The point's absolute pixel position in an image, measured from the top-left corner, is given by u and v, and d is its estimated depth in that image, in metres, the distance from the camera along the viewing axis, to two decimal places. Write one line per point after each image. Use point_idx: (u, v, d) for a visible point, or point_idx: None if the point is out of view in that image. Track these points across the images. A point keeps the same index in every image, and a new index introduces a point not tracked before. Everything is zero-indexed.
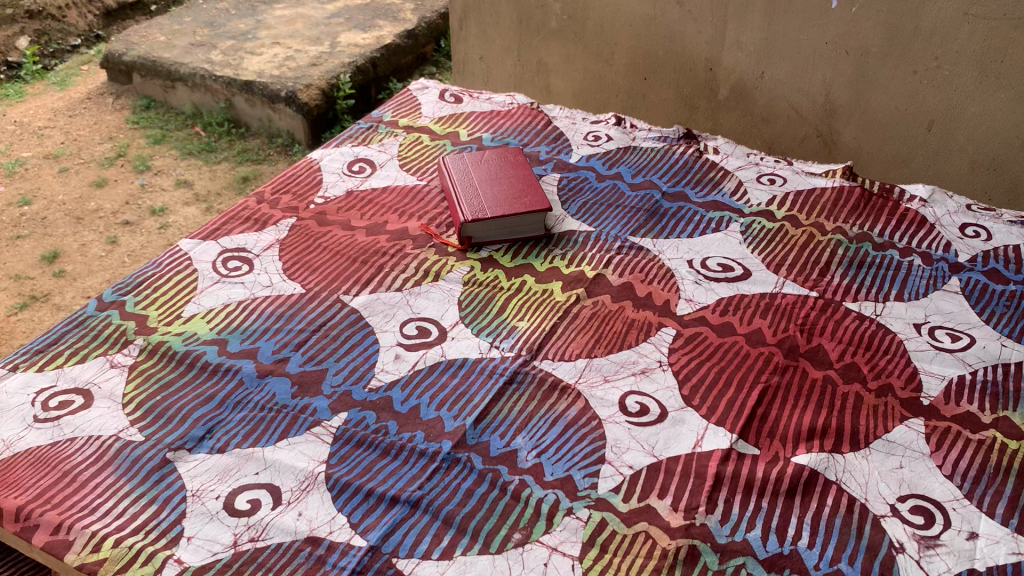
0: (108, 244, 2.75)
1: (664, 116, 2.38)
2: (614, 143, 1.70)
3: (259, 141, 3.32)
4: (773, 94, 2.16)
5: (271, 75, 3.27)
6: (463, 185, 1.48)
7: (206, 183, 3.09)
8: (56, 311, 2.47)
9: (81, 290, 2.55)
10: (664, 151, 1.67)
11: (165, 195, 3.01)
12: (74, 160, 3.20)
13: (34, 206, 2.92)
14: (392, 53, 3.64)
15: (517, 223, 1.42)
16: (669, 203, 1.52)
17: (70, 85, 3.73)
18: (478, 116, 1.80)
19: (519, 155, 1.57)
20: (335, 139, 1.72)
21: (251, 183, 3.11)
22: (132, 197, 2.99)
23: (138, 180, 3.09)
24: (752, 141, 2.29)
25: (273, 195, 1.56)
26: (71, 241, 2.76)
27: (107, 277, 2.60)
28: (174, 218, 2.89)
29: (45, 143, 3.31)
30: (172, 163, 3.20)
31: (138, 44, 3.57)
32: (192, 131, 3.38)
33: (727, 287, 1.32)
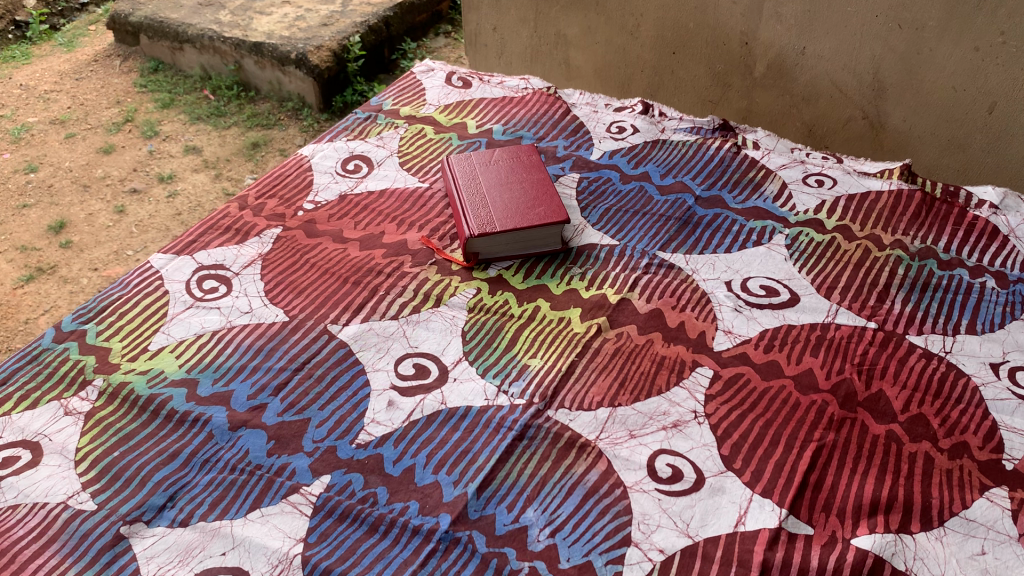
0: (116, 213, 2.60)
1: (695, 95, 2.18)
2: (641, 136, 1.51)
3: (270, 106, 3.15)
4: (815, 71, 1.95)
5: (280, 36, 3.08)
6: (470, 192, 1.31)
7: (216, 149, 2.93)
8: (63, 283, 2.33)
9: (88, 262, 2.41)
10: (697, 145, 1.48)
11: (174, 161, 2.85)
12: (81, 125, 3.03)
13: (39, 173, 2.77)
14: (405, 11, 3.45)
15: (530, 236, 1.25)
16: (704, 210, 1.34)
17: (76, 47, 3.57)
18: (489, 104, 1.62)
19: (533, 154, 1.40)
20: (327, 132, 1.55)
21: (261, 149, 2.94)
22: (140, 164, 2.83)
23: (146, 147, 2.92)
24: (791, 123, 2.09)
25: (258, 200, 1.39)
26: (78, 211, 2.60)
27: (113, 249, 2.45)
28: (183, 186, 2.73)
29: (50, 107, 3.15)
30: (181, 129, 3.03)
31: (145, 4, 3.39)
32: (201, 94, 3.20)
33: (772, 316, 1.15)
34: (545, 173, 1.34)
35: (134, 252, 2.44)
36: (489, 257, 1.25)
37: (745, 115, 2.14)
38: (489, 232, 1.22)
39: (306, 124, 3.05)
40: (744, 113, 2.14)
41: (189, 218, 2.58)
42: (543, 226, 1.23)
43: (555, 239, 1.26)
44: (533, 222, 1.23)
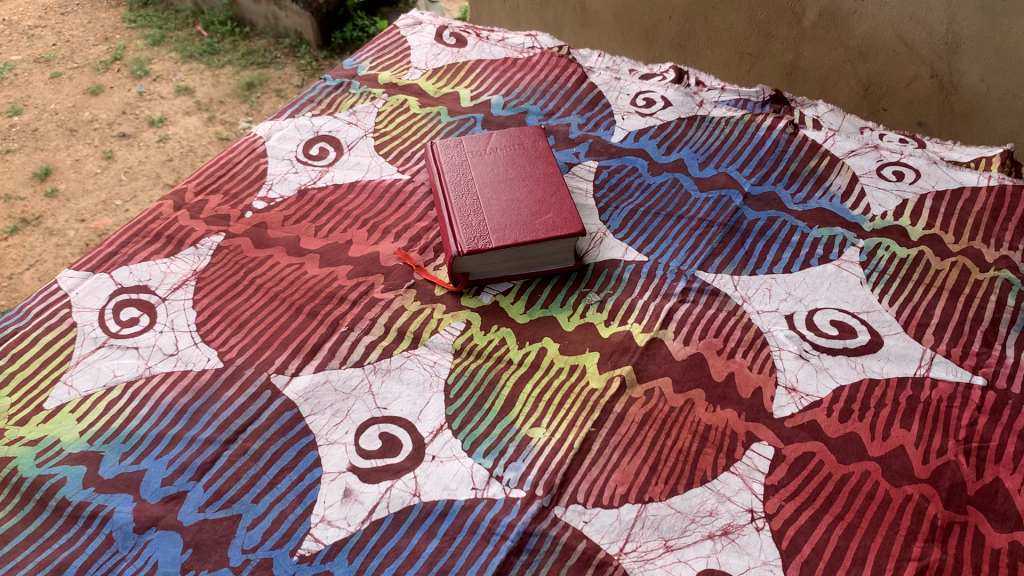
0: (104, 158, 2.36)
1: (731, 45, 1.86)
2: (674, 110, 1.22)
3: (265, 42, 2.89)
4: (876, 20, 1.63)
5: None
6: (459, 192, 1.03)
7: (209, 90, 2.65)
8: (48, 236, 2.12)
9: (76, 212, 2.19)
10: (743, 123, 1.20)
11: (165, 103, 2.58)
12: (66, 64, 2.74)
13: (23, 116, 2.50)
14: None
15: (534, 252, 0.98)
16: (755, 211, 1.06)
17: None
18: (485, 68, 1.33)
19: (540, 138, 1.12)
20: (288, 105, 1.27)
21: (256, 89, 2.69)
22: (129, 106, 2.56)
23: (135, 87, 2.65)
24: (843, 81, 1.77)
25: (198, 196, 1.12)
26: (64, 156, 2.36)
27: (101, 199, 2.23)
28: (175, 130, 2.48)
29: (34, 44, 2.84)
30: (172, 68, 2.74)
31: None
32: (194, 31, 2.93)
33: (849, 367, 0.88)
34: (555, 165, 1.07)
35: (124, 202, 2.23)
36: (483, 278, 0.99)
37: (790, 71, 1.82)
38: (482, 249, 0.95)
39: (304, 63, 2.80)
40: (789, 69, 1.82)
41: (181, 165, 2.35)
42: (552, 240, 0.96)
43: (566, 253, 0.99)
44: (538, 234, 0.96)
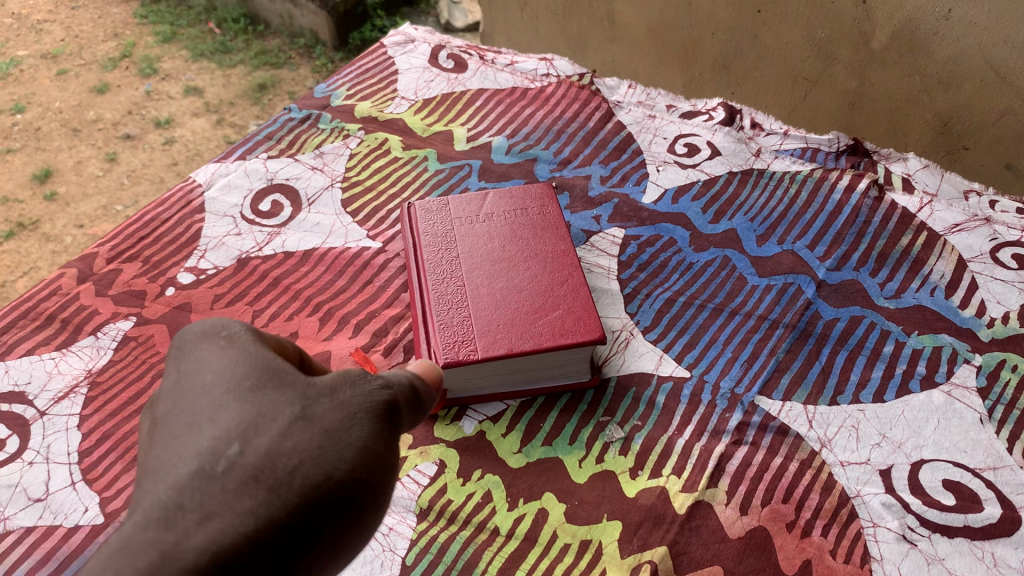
0: (107, 160, 2.17)
1: (783, 67, 1.58)
2: (723, 162, 0.97)
3: (279, 42, 2.66)
4: (961, 44, 1.33)
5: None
6: (438, 275, 0.77)
7: (219, 91, 2.44)
8: (45, 243, 1.95)
9: (74, 217, 2.02)
10: (813, 180, 0.94)
11: (173, 104, 2.38)
12: (74, 60, 2.53)
13: (26, 115, 2.30)
14: None
15: (535, 364, 0.72)
16: (832, 308, 0.80)
17: None
18: (488, 100, 1.08)
19: (549, 200, 0.86)
20: (240, 142, 1.02)
21: (268, 91, 2.47)
22: (136, 106, 2.36)
23: (143, 86, 2.44)
24: (918, 114, 1.47)
25: (110, 264, 0.88)
26: (66, 157, 2.18)
27: (102, 203, 2.06)
28: (182, 132, 2.28)
29: (42, 40, 2.63)
30: (182, 66, 2.53)
31: None
32: (206, 28, 2.70)
33: (975, 559, 0.62)
34: (568, 239, 0.81)
35: (123, 208, 2.04)
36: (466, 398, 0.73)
37: (852, 99, 1.54)
38: (462, 362, 0.69)
39: (319, 65, 2.56)
40: (851, 97, 1.54)
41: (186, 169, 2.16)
42: (561, 349, 0.70)
43: (582, 364, 0.73)
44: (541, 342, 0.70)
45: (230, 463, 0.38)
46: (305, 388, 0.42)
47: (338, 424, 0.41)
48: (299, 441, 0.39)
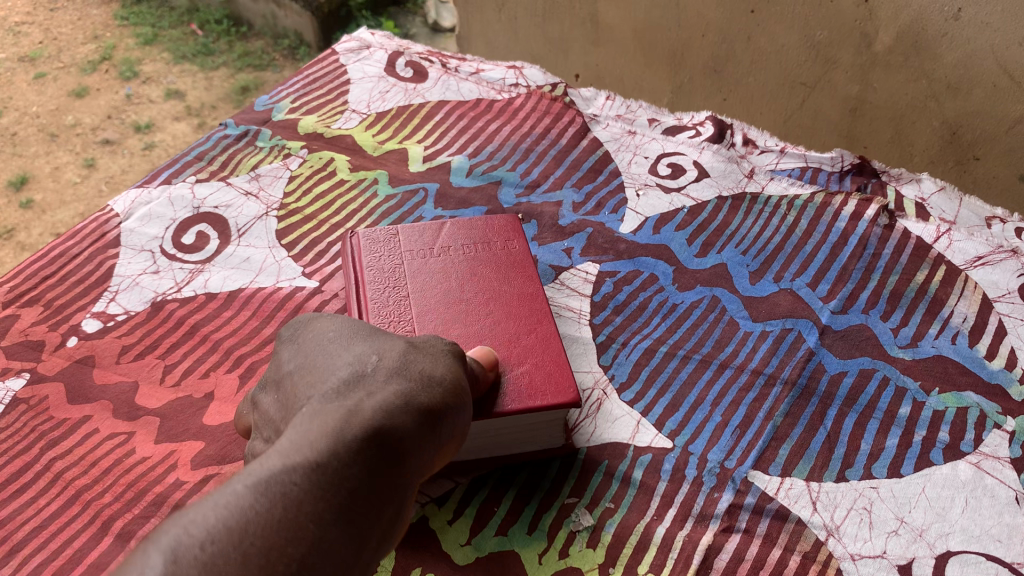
0: (85, 166, 2.08)
1: (778, 71, 1.47)
2: (711, 184, 0.85)
3: (262, 44, 2.56)
4: (972, 46, 1.22)
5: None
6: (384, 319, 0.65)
7: (201, 94, 2.33)
8: (20, 252, 1.85)
9: (51, 225, 1.92)
10: (814, 204, 0.82)
11: (154, 108, 2.26)
12: (52, 63, 2.41)
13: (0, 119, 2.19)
14: None
15: (496, 432, 0.60)
16: (837, 360, 0.69)
17: None
18: (449, 113, 0.96)
19: (513, 235, 0.74)
20: (167, 164, 0.91)
21: (251, 93, 2.36)
22: (115, 109, 2.25)
23: (123, 90, 2.32)
24: (924, 121, 1.36)
25: (7, 308, 0.76)
26: (43, 164, 2.08)
27: (79, 212, 1.96)
28: (163, 137, 2.18)
29: (20, 42, 2.50)
30: (163, 69, 2.41)
31: None
32: (188, 29, 2.58)
33: None
34: (538, 281, 0.69)
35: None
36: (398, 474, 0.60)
37: (854, 106, 1.43)
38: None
39: None
40: (852, 103, 1.42)
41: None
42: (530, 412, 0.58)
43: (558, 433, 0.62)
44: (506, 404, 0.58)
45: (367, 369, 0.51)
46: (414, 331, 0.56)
47: (430, 354, 0.54)
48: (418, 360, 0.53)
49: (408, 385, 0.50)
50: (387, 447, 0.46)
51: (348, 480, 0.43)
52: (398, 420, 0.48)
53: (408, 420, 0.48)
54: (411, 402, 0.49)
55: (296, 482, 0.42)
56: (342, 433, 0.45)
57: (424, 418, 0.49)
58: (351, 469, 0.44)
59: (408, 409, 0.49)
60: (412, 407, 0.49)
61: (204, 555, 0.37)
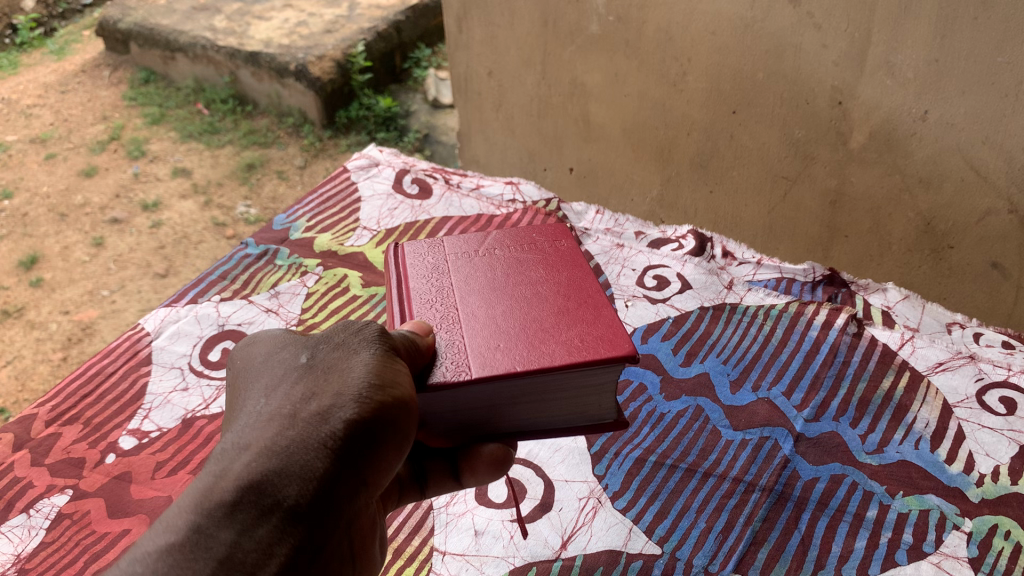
0: (93, 246, 2.22)
1: (761, 167, 1.56)
2: (694, 296, 0.93)
3: (267, 121, 2.77)
4: (941, 144, 1.30)
5: (279, 45, 2.69)
6: (425, 301, 0.69)
7: (207, 172, 2.54)
8: (29, 331, 1.97)
9: (59, 303, 2.04)
10: (789, 315, 0.90)
11: (161, 186, 2.46)
12: (62, 145, 2.67)
13: (13, 201, 2.41)
14: (419, 14, 3.00)
15: (571, 388, 0.63)
16: (812, 466, 0.75)
17: (67, 56, 3.31)
18: (452, 228, 1.04)
19: (562, 239, 0.78)
20: (192, 283, 0.99)
21: (257, 170, 2.57)
22: (122, 188, 2.45)
23: (131, 168, 2.54)
24: (900, 213, 1.43)
25: (49, 427, 0.83)
26: (52, 243, 2.24)
27: (87, 288, 2.09)
28: (169, 214, 2.34)
29: (32, 124, 2.82)
30: (170, 147, 2.65)
31: (136, 9, 3.08)
32: (194, 109, 2.84)
33: None
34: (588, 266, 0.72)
35: (110, 292, 2.07)
36: (421, 463, 0.70)
37: (833, 198, 1.50)
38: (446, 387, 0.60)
39: (307, 143, 2.67)
40: (832, 195, 1.50)
41: (173, 252, 2.20)
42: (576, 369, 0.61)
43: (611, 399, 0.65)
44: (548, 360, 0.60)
45: (270, 404, 0.54)
46: (338, 339, 0.57)
47: (343, 372, 0.55)
48: (331, 381, 0.54)
49: (307, 416, 0.52)
50: (271, 496, 0.49)
51: (218, 544, 0.47)
52: (286, 462, 0.50)
53: (299, 456, 0.50)
54: (315, 439, 0.51)
55: (161, 560, 0.46)
56: (211, 497, 0.48)
57: (323, 450, 0.51)
58: (222, 532, 0.47)
59: (301, 444, 0.50)
60: (311, 443, 0.51)
61: None
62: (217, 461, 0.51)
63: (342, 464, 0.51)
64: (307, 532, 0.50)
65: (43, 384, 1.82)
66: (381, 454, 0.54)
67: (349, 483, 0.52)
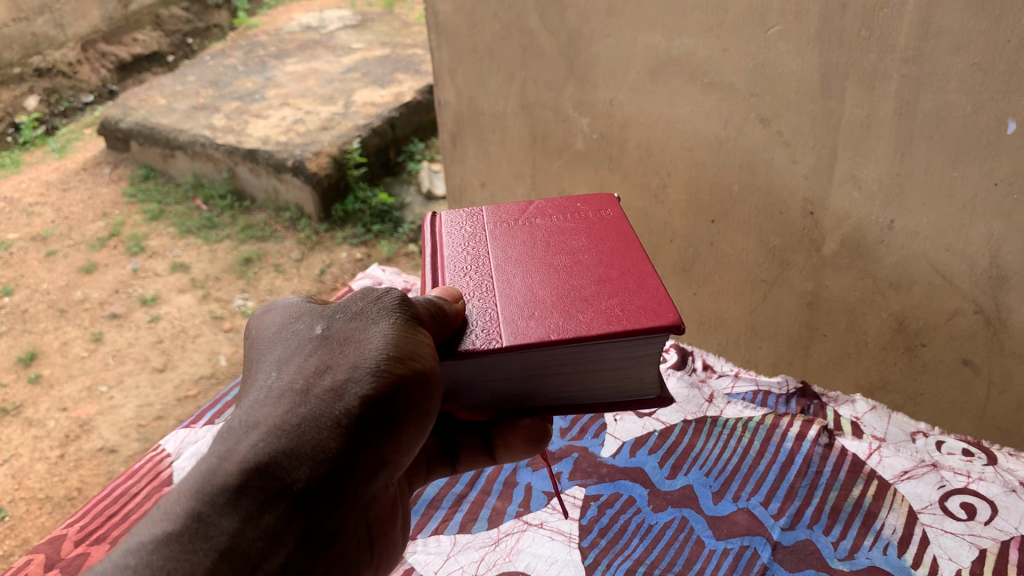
0: (92, 341, 2.29)
1: (741, 272, 1.63)
2: (678, 411, 1.01)
3: (265, 216, 2.87)
4: (909, 250, 1.34)
5: (277, 142, 2.83)
6: (462, 275, 0.81)
7: (205, 267, 2.61)
8: (27, 427, 2.00)
9: (58, 400, 2.09)
10: (765, 427, 0.98)
11: (159, 281, 2.54)
12: (62, 241, 2.76)
13: (13, 297, 2.48)
14: (412, 111, 3.14)
15: (600, 358, 0.72)
16: (789, 573, 0.81)
17: (68, 153, 3.44)
18: None
19: (606, 220, 0.88)
20: (210, 405, 1.07)
21: (254, 264, 2.64)
22: (122, 284, 2.53)
23: (130, 264, 2.62)
24: (874, 314, 1.47)
25: (77, 547, 0.89)
26: (51, 339, 2.30)
27: (86, 384, 2.14)
28: (168, 308, 2.41)
29: (33, 221, 2.90)
30: (169, 243, 2.73)
31: (137, 109, 3.23)
32: (193, 204, 2.95)
33: None
34: (636, 237, 0.83)
35: (108, 388, 2.12)
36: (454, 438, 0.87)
37: (811, 300, 1.55)
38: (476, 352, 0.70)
39: (304, 236, 2.76)
40: (809, 298, 1.55)
41: (171, 346, 2.26)
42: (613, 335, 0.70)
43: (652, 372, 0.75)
44: (582, 325, 0.70)
45: (288, 378, 0.65)
46: (353, 330, 0.68)
47: (354, 358, 0.65)
48: (344, 368, 0.65)
49: (321, 399, 0.62)
50: (284, 474, 0.59)
51: (225, 527, 0.57)
52: (299, 443, 0.60)
53: (313, 432, 0.61)
54: (327, 423, 0.61)
55: (162, 545, 0.56)
56: (227, 471, 0.58)
57: (332, 433, 0.61)
58: (232, 510, 0.57)
59: (315, 427, 0.61)
60: (323, 427, 0.61)
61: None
62: (231, 436, 0.61)
63: (348, 444, 0.62)
64: (312, 505, 0.60)
65: (40, 482, 1.84)
66: (381, 434, 0.65)
67: (351, 460, 0.62)
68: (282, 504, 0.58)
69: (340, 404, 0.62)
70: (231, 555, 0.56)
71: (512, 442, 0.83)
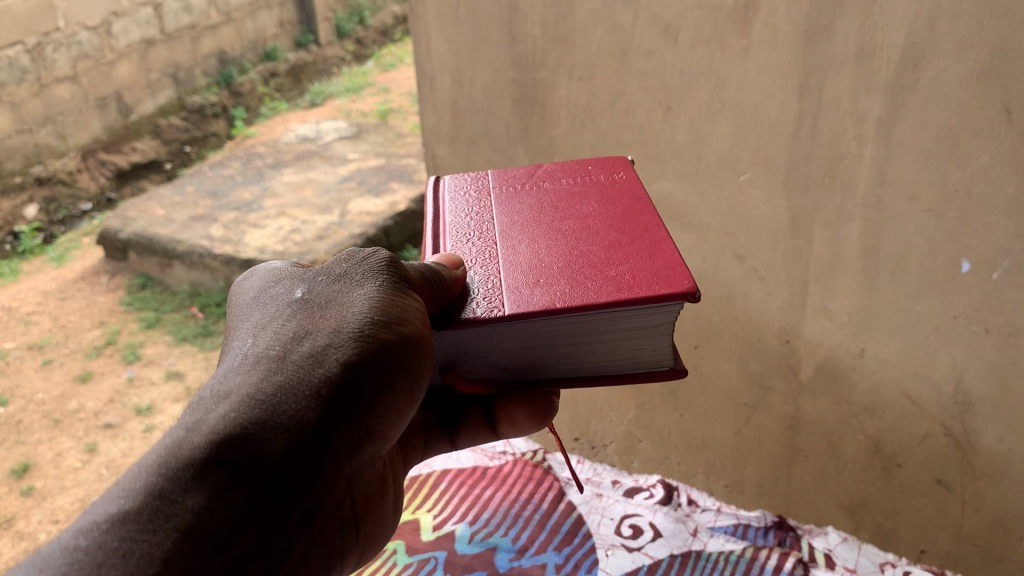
0: (87, 451, 2.28)
1: (722, 396, 1.64)
2: (664, 544, 1.09)
3: None
4: (880, 377, 1.38)
5: (274, 252, 2.97)
6: (465, 243, 0.91)
7: (200, 374, 2.67)
8: (16, 541, 1.93)
9: (49, 512, 2.02)
10: (745, 560, 1.04)
11: (154, 390, 2.59)
12: (58, 349, 2.81)
13: (8, 407, 2.48)
14: (407, 219, 3.28)
15: (604, 329, 0.80)
16: None
17: (65, 262, 3.52)
18: (451, 480, 1.23)
19: (616, 191, 0.98)
20: None
21: None
22: (118, 393, 2.57)
23: (125, 372, 2.69)
24: (851, 436, 1.48)
25: None
26: (44, 450, 2.28)
27: (79, 495, 2.09)
28: (163, 417, 2.46)
29: (30, 330, 2.92)
30: (164, 351, 2.81)
31: (136, 220, 3.39)
32: (189, 312, 3.05)
33: None
34: (647, 202, 0.94)
35: None
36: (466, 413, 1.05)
37: (791, 423, 1.57)
38: (475, 320, 0.78)
39: None
40: (790, 420, 1.57)
41: None
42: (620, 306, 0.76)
43: (663, 343, 0.82)
44: (592, 292, 0.77)
45: (266, 346, 0.75)
46: (330, 303, 0.79)
47: (332, 330, 0.76)
48: (322, 341, 0.75)
49: (297, 371, 0.73)
50: (262, 446, 0.69)
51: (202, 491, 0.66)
52: (278, 414, 0.71)
53: (288, 404, 0.71)
54: (304, 394, 0.72)
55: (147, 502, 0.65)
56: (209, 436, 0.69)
57: (306, 405, 0.72)
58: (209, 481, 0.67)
59: (292, 401, 0.71)
60: (300, 400, 0.72)
61: (85, 533, 0.63)
62: (205, 406, 0.71)
63: (323, 413, 0.73)
64: (286, 471, 0.70)
65: None
66: (360, 396, 0.76)
67: (327, 428, 0.73)
68: (256, 475, 0.68)
69: (319, 373, 0.73)
70: (195, 531, 0.65)
71: (514, 413, 1.00)
